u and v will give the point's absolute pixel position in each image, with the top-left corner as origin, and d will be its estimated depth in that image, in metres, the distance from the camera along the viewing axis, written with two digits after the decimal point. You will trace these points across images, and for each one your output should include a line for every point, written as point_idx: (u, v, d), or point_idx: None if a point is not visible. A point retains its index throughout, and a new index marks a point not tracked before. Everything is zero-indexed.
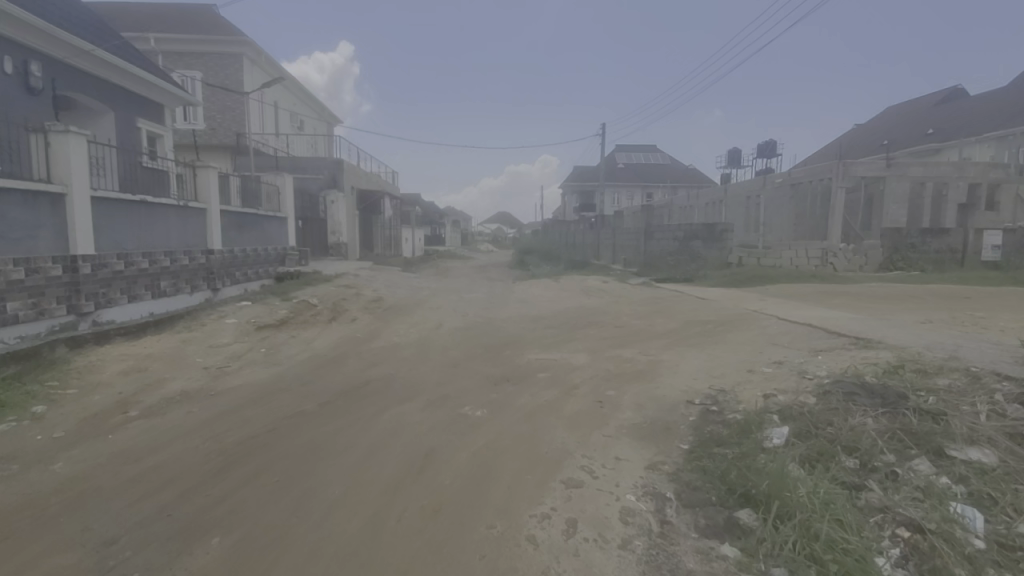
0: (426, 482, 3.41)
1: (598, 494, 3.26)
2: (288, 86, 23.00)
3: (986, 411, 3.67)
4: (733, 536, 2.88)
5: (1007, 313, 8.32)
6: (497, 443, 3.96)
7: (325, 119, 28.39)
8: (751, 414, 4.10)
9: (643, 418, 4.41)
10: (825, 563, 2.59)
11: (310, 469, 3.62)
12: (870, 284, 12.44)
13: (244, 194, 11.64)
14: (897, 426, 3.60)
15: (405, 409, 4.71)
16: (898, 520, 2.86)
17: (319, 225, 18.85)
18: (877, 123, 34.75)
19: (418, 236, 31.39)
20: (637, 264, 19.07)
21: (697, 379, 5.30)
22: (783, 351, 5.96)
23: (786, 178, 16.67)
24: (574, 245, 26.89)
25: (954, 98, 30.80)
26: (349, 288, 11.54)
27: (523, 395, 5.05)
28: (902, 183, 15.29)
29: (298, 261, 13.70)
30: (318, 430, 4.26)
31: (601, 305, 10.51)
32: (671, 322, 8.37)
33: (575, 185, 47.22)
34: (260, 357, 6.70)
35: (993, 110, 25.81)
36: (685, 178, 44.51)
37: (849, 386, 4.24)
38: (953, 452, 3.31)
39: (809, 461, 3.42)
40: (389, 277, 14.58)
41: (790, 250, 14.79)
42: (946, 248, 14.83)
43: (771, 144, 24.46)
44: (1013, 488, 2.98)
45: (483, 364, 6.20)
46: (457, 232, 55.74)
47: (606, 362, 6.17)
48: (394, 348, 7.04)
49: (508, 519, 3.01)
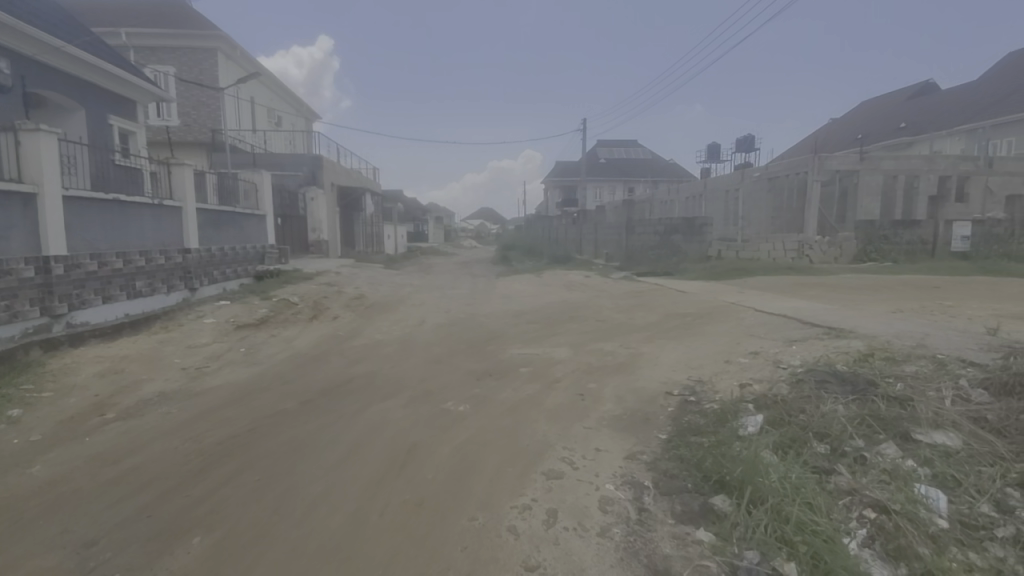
0: (409, 477, 3.43)
1: (578, 484, 3.32)
2: (265, 81, 22.67)
3: (951, 396, 3.83)
4: (708, 521, 2.96)
5: (973, 302, 8.65)
6: (480, 437, 3.98)
7: (304, 114, 28.03)
8: (727, 404, 4.21)
9: (624, 410, 4.49)
10: (795, 544, 2.68)
11: (292, 467, 3.61)
12: (844, 276, 12.79)
13: (221, 192, 11.46)
14: (866, 412, 3.72)
15: (387, 406, 4.69)
16: (865, 502, 2.96)
17: (299, 223, 18.62)
18: (852, 118, 35.55)
19: (401, 232, 31.28)
20: (618, 259, 19.26)
21: (676, 370, 5.42)
22: (759, 341, 6.11)
23: (764, 173, 17.07)
24: (557, 239, 27.11)
25: (925, 92, 31.61)
26: (331, 286, 11.44)
27: (505, 390, 5.08)
28: (875, 176, 15.69)
29: (277, 258, 13.55)
30: (299, 429, 4.25)
31: (583, 300, 10.59)
32: (651, 316, 8.50)
33: (556, 181, 47.39)
34: (240, 356, 6.64)
35: (962, 106, 26.60)
36: (667, 173, 44.87)
37: (821, 374, 4.38)
38: (919, 436, 3.44)
39: (782, 448, 3.52)
40: (371, 274, 14.45)
41: (767, 243, 15.25)
42: (917, 240, 15.29)
43: (749, 138, 24.91)
44: (975, 470, 3.13)
45: (466, 359, 6.23)
46: (440, 227, 55.56)
47: (588, 356, 6.23)
48: (376, 345, 7.01)
49: (489, 511, 3.05)
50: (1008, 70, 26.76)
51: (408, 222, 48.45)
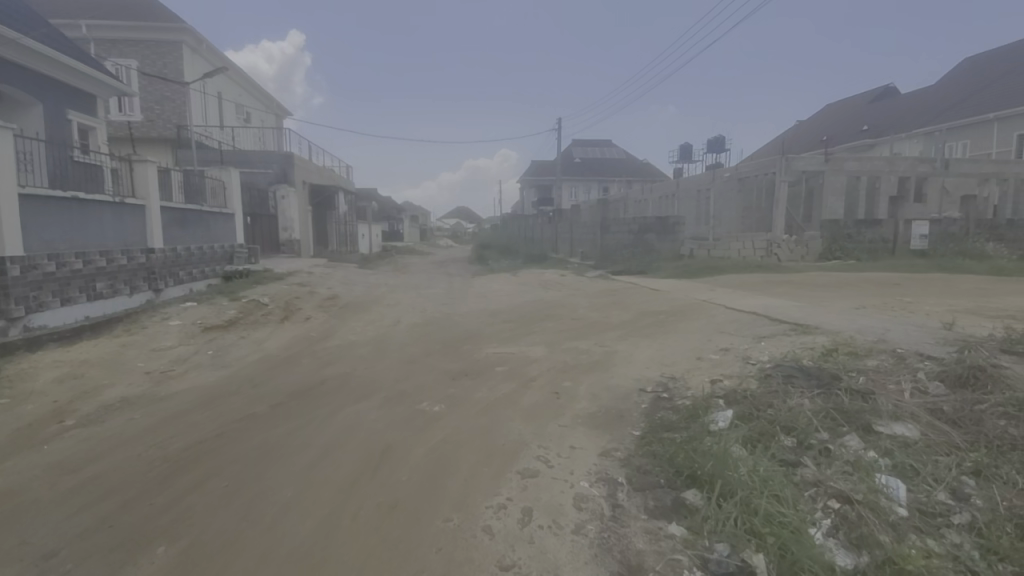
0: (382, 479, 3.39)
1: (554, 482, 3.33)
2: (233, 76, 22.08)
3: (910, 389, 3.99)
4: (680, 516, 3.01)
5: (931, 298, 9.03)
6: (455, 438, 3.96)
7: (274, 110, 27.42)
8: (699, 399, 4.29)
9: (599, 408, 4.53)
10: (764, 536, 2.75)
11: (262, 472, 3.53)
12: (811, 273, 13.19)
13: (187, 190, 11.12)
14: (831, 405, 3.83)
15: (360, 408, 4.63)
16: (830, 493, 3.06)
17: (269, 222, 18.22)
18: (817, 120, 36.70)
19: (376, 231, 30.93)
20: (593, 257, 19.43)
21: (649, 367, 5.50)
22: (729, 338, 6.24)
23: (733, 173, 17.49)
24: (533, 238, 27.19)
25: (885, 96, 32.87)
26: (303, 286, 11.22)
27: (481, 390, 5.06)
28: (839, 177, 16.23)
29: (247, 258, 13.22)
30: (270, 433, 4.16)
31: (558, 299, 10.65)
32: (625, 314, 8.61)
33: (532, 180, 47.54)
34: (207, 359, 6.44)
35: (920, 110, 27.74)
36: (640, 173, 45.45)
37: (787, 368, 4.50)
38: (880, 428, 3.57)
39: (750, 441, 3.60)
40: (344, 274, 14.24)
41: (738, 242, 15.67)
42: (878, 238, 15.87)
43: (720, 139, 25.44)
44: (932, 460, 3.26)
45: (441, 359, 6.19)
46: (416, 226, 55.07)
47: (563, 354, 6.27)
48: (350, 346, 6.92)
49: (464, 512, 3.04)
50: (960, 77, 28.09)
51: (382, 221, 47.83)
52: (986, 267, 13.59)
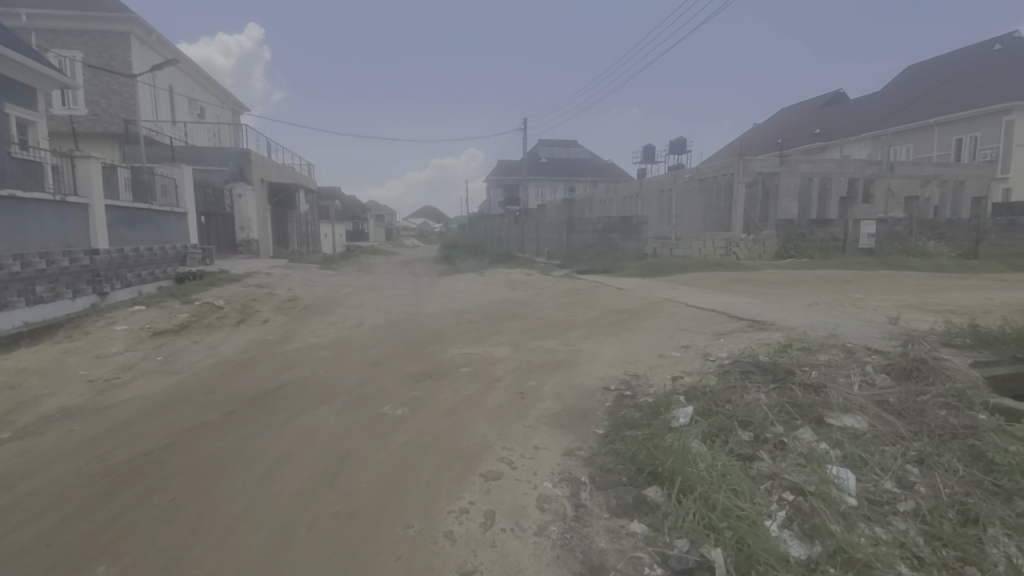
0: (341, 487, 3.29)
1: (517, 484, 3.31)
2: (186, 69, 21.17)
3: (859, 381, 4.16)
4: (642, 513, 3.04)
5: (878, 294, 9.47)
6: (417, 441, 3.89)
7: (231, 106, 26.48)
8: (660, 397, 4.35)
9: (563, 407, 4.53)
10: (721, 530, 2.80)
11: (212, 484, 3.37)
12: (767, 271, 13.65)
13: (136, 188, 10.58)
14: (785, 399, 3.95)
15: (320, 413, 4.49)
16: (784, 485, 3.14)
17: (225, 221, 17.56)
18: (773, 123, 38.09)
19: (339, 231, 30.29)
20: (559, 256, 19.56)
21: (613, 366, 5.56)
22: (690, 335, 6.36)
23: (694, 174, 17.95)
24: (499, 237, 27.21)
25: (834, 101, 34.40)
26: (261, 287, 10.86)
27: (445, 392, 4.99)
28: (792, 178, 16.87)
29: (201, 258, 12.70)
30: (223, 442, 3.98)
31: (524, 298, 10.65)
32: (590, 312, 8.70)
33: (498, 179, 47.54)
34: (156, 366, 6.13)
35: (868, 114, 29.13)
36: (605, 173, 46.12)
37: (745, 364, 4.61)
38: (831, 420, 3.69)
39: (710, 437, 3.67)
40: (306, 275, 13.87)
41: (698, 241, 16.08)
42: (830, 237, 16.44)
43: (682, 141, 26.06)
44: (880, 450, 3.40)
45: (405, 361, 6.08)
46: (381, 225, 54.23)
47: (528, 354, 6.27)
48: (310, 349, 6.71)
49: (425, 517, 2.98)
50: (904, 83, 29.64)
51: (346, 221, 46.87)
52: (928, 265, 14.29)
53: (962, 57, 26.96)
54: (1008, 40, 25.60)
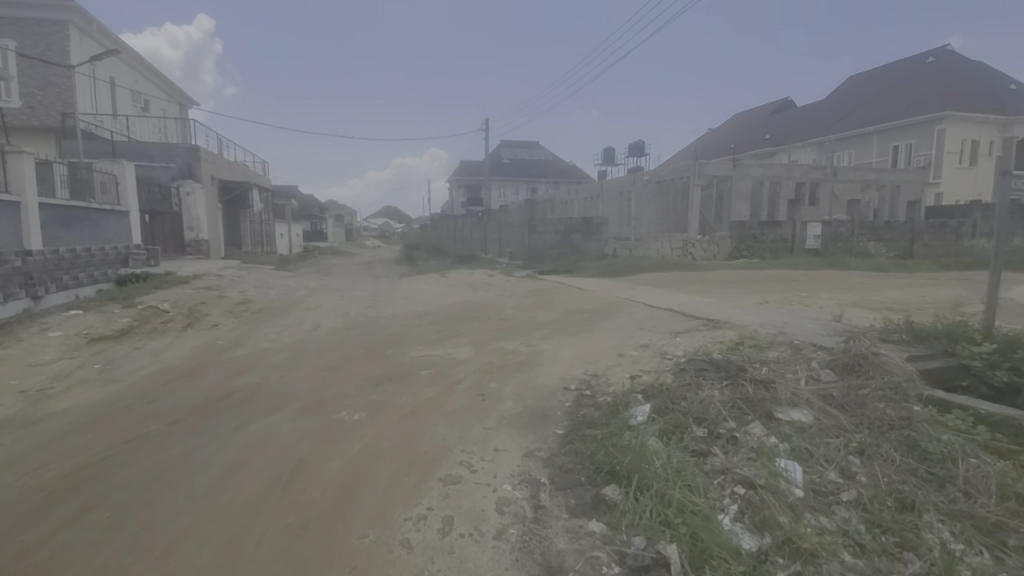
0: (292, 498, 3.16)
1: (476, 487, 3.28)
2: (129, 61, 20.07)
3: (805, 376, 4.34)
4: (600, 512, 3.06)
5: (823, 292, 9.94)
6: (375, 447, 3.80)
7: (179, 100, 25.27)
8: (619, 395, 4.41)
9: (523, 408, 4.53)
10: (676, 526, 2.86)
11: (152, 499, 3.18)
12: (721, 271, 14.13)
13: (73, 185, 9.95)
14: (737, 396, 4.07)
15: (272, 420, 4.33)
16: (736, 479, 3.24)
17: (172, 220, 16.74)
18: (726, 128, 39.52)
19: (295, 231, 29.40)
20: (521, 257, 19.61)
21: (573, 365, 5.60)
22: (648, 334, 6.49)
23: (653, 176, 18.40)
24: (461, 238, 27.07)
25: (784, 107, 35.98)
26: (211, 290, 10.39)
27: (404, 395, 4.91)
28: (744, 182, 17.54)
29: (145, 260, 12.05)
30: (166, 454, 3.77)
31: (486, 299, 10.61)
32: (551, 313, 8.76)
33: (460, 180, 47.32)
34: (94, 374, 5.75)
35: (814, 121, 30.61)
36: (566, 175, 46.66)
37: (699, 362, 4.73)
38: (780, 415, 3.83)
39: (666, 434, 3.74)
40: (260, 276, 13.39)
41: (656, 242, 16.48)
42: (780, 238, 17.13)
43: (640, 144, 26.68)
44: (825, 442, 3.54)
45: (363, 365, 5.94)
46: (340, 225, 53.03)
47: (489, 355, 6.24)
48: (263, 354, 6.46)
49: (381, 526, 2.91)
50: (846, 93, 31.32)
51: (303, 221, 45.59)
52: (868, 264, 15.11)
53: (899, 69, 28.73)
54: (940, 53, 27.45)
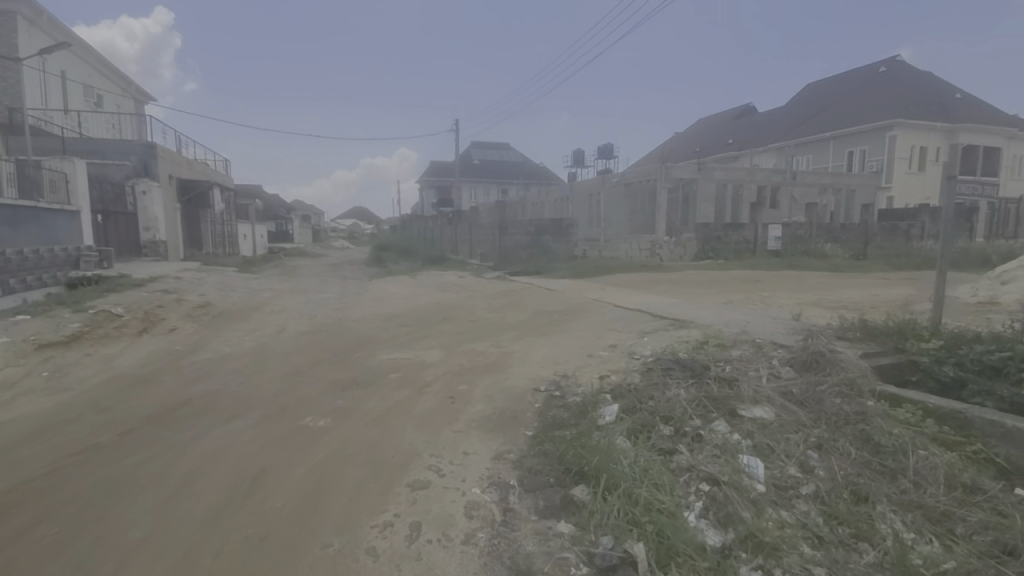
0: (253, 509, 3.06)
1: (444, 492, 3.24)
2: (81, 54, 19.16)
3: (767, 374, 4.47)
4: (568, 513, 3.07)
5: (783, 292, 10.27)
6: (340, 453, 3.72)
7: (135, 95, 24.26)
8: (588, 396, 4.44)
9: (493, 410, 4.51)
10: (643, 524, 2.89)
11: (102, 513, 3.03)
12: (688, 272, 14.46)
13: (19, 184, 9.44)
14: (702, 394, 4.15)
15: (233, 428, 4.19)
16: (701, 476, 3.30)
17: (127, 221, 16.05)
18: (692, 131, 40.50)
19: (260, 231, 28.61)
20: (492, 258, 19.59)
21: (543, 366, 5.61)
22: (617, 335, 6.57)
23: (621, 179, 18.69)
24: (431, 239, 26.88)
25: (746, 113, 37.08)
26: (169, 293, 10.00)
27: (372, 399, 4.82)
28: (709, 185, 18.02)
29: (98, 261, 11.51)
30: (118, 465, 3.60)
31: (456, 300, 10.55)
32: (521, 314, 8.76)
33: (431, 181, 46.98)
34: (41, 383, 5.43)
35: (775, 126, 31.69)
36: (537, 177, 46.94)
37: (666, 361, 4.81)
38: (743, 412, 3.93)
39: (634, 433, 3.79)
40: (221, 279, 12.96)
41: (625, 244, 16.74)
42: (742, 240, 17.65)
43: (609, 147, 27.06)
44: (785, 438, 3.65)
45: (330, 369, 5.81)
46: (307, 226, 51.88)
47: (459, 357, 6.20)
48: (224, 359, 6.25)
49: (346, 534, 2.85)
50: (805, 99, 32.54)
51: (268, 221, 44.41)
52: (825, 265, 15.70)
53: (853, 78, 30.01)
54: (891, 63, 28.79)
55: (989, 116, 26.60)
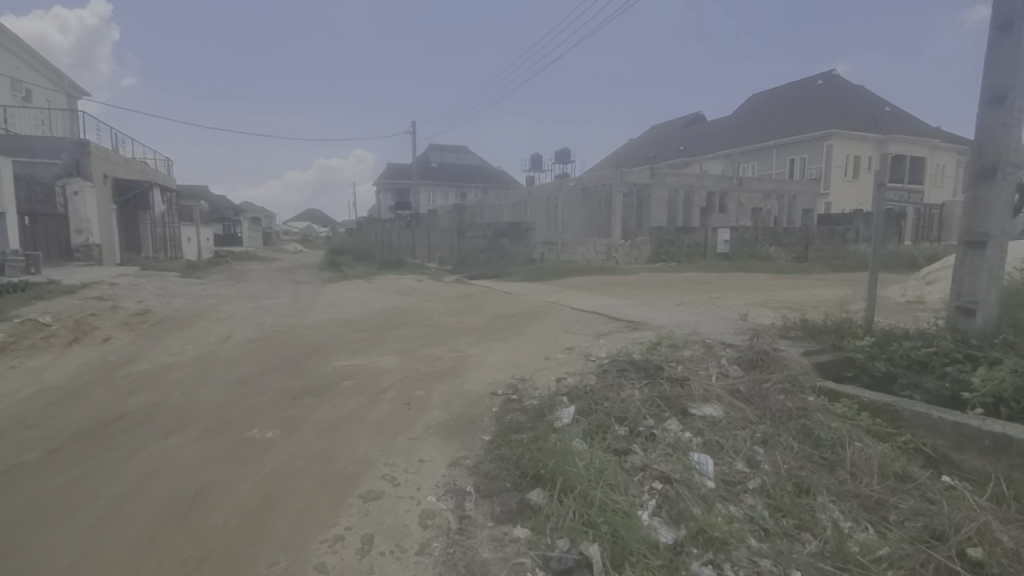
0: (193, 528, 2.90)
1: (398, 502, 3.17)
2: (7, 45, 17.86)
3: (716, 373, 4.62)
4: (525, 517, 3.06)
5: (732, 293, 10.70)
6: (289, 466, 3.57)
7: (67, 90, 22.78)
8: (545, 399, 4.45)
9: (450, 415, 4.46)
10: (598, 525, 2.92)
11: (23, 539, 2.79)
12: (642, 274, 14.84)
13: None
14: (655, 394, 4.24)
15: (173, 443, 3.95)
16: (654, 475, 3.37)
17: (57, 223, 15.00)
18: (645, 138, 41.67)
19: (205, 235, 27.33)
20: (450, 261, 19.44)
21: (501, 370, 5.60)
22: (574, 337, 6.64)
23: (578, 183, 18.98)
24: (389, 243, 26.46)
25: (696, 121, 38.47)
26: (103, 300, 9.39)
27: (324, 408, 4.67)
28: (661, 190, 18.58)
29: (23, 266, 10.68)
30: (44, 486, 3.33)
31: (412, 305, 10.39)
32: (479, 318, 8.72)
33: (388, 183, 46.31)
34: None
35: (722, 134, 33.05)
36: (495, 180, 47.07)
37: (621, 363, 4.90)
38: (694, 410, 4.04)
39: (590, 434, 3.83)
40: (162, 285, 12.28)
41: (582, 248, 17.02)
42: (694, 243, 18.25)
43: (566, 152, 27.47)
44: (733, 435, 3.77)
45: (279, 378, 5.58)
46: (257, 229, 50.00)
47: (416, 362, 6.09)
48: (165, 370, 5.90)
49: (293, 551, 2.73)
50: (749, 109, 34.10)
51: (215, 223, 42.51)
52: (770, 267, 16.45)
53: (794, 90, 31.69)
54: (828, 77, 30.58)
55: (914, 128, 28.64)
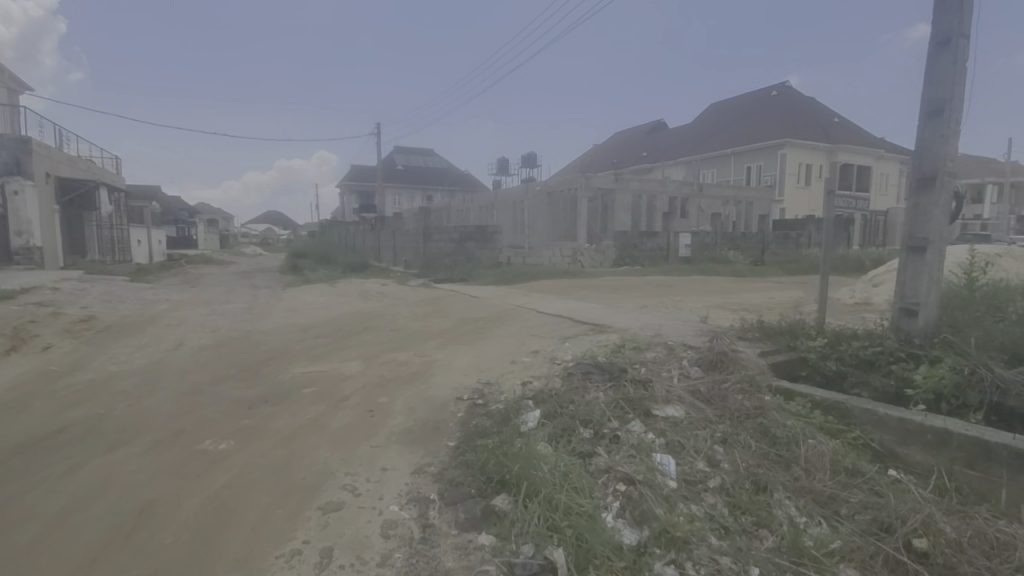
0: (138, 547, 2.74)
1: (359, 512, 3.08)
2: None
3: (678, 374, 4.72)
4: (490, 524, 3.02)
5: (692, 296, 10.98)
6: (244, 478, 3.43)
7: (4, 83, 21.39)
8: (510, 403, 4.43)
9: (414, 422, 4.38)
10: (563, 529, 2.91)
11: None
12: (607, 278, 15.04)
13: None
14: (619, 396, 4.28)
15: (117, 457, 3.73)
16: (618, 476, 3.39)
17: None
18: (609, 143, 42.41)
19: (156, 237, 26.09)
20: (415, 264, 19.20)
21: (467, 374, 5.55)
22: (540, 341, 6.65)
23: (544, 187, 19.12)
24: (352, 245, 25.97)
25: (658, 127, 39.41)
26: (43, 306, 8.81)
27: (282, 417, 4.51)
28: (625, 195, 18.94)
29: None
30: None
31: (377, 309, 10.20)
32: (444, 322, 8.64)
33: (351, 185, 45.49)
34: None
35: (683, 141, 33.97)
36: (461, 183, 46.95)
37: (586, 366, 4.93)
38: (656, 411, 4.10)
39: (555, 437, 3.83)
40: (109, 289, 11.64)
41: (548, 251, 17.14)
42: (657, 247, 18.63)
43: (532, 156, 27.65)
44: (694, 435, 3.85)
45: (235, 386, 5.36)
46: (213, 231, 48.15)
47: (380, 368, 5.97)
48: (110, 380, 5.58)
49: (246, 568, 2.62)
50: (709, 117, 35.22)
51: (167, 225, 40.73)
52: (729, 270, 17.00)
53: (750, 100, 32.94)
54: (782, 88, 31.90)
55: (860, 139, 30.19)
